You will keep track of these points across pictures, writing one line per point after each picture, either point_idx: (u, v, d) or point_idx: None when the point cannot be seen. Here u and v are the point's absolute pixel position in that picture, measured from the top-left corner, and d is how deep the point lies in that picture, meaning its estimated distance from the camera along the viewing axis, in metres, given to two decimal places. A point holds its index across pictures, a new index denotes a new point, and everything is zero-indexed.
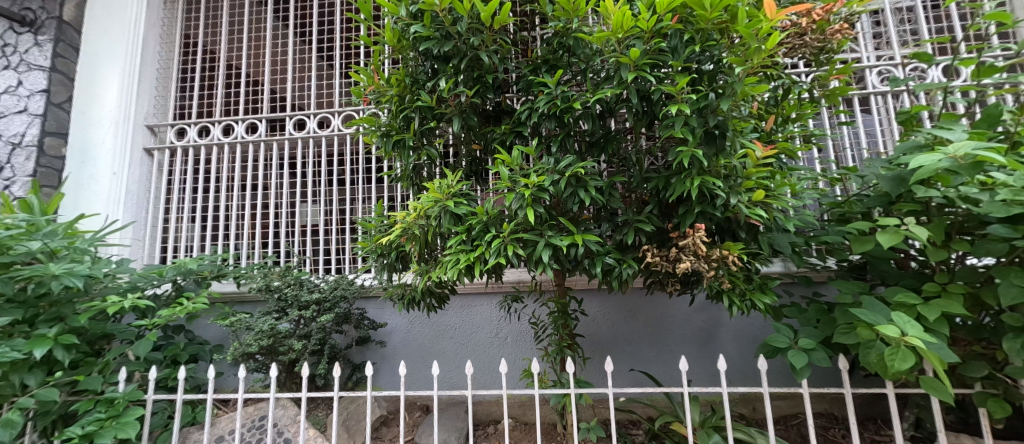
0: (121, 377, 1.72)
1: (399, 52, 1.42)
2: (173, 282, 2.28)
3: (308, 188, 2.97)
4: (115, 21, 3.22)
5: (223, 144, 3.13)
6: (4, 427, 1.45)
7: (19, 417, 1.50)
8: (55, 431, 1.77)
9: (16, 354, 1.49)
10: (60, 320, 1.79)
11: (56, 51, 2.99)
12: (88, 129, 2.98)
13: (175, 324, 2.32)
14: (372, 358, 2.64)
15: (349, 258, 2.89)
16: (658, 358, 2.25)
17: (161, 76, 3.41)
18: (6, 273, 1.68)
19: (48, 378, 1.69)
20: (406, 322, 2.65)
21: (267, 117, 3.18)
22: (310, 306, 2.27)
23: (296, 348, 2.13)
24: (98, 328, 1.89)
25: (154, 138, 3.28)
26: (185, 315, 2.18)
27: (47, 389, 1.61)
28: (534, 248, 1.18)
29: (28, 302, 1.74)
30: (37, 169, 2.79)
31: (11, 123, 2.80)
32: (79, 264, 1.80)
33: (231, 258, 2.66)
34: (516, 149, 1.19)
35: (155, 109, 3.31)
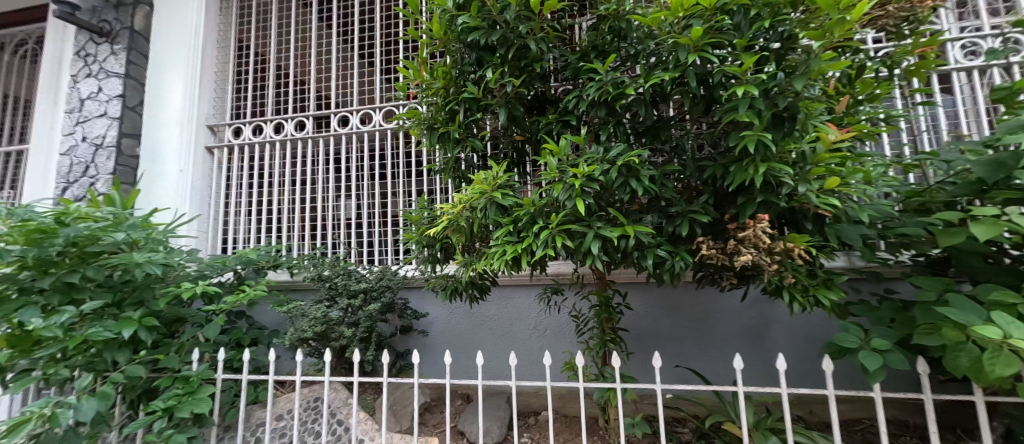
0: (194, 358, 1.89)
1: (444, 44, 1.42)
2: (235, 272, 2.47)
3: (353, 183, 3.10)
4: (178, 28, 3.49)
5: (275, 141, 3.38)
6: (101, 398, 1.62)
7: (113, 390, 1.69)
8: (140, 404, 1.97)
9: (108, 333, 1.66)
10: (143, 304, 1.99)
11: (130, 58, 3.26)
12: (159, 129, 3.34)
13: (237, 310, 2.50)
14: (414, 347, 2.73)
15: (393, 250, 3.00)
16: (705, 355, 2.17)
17: (218, 78, 3.66)
18: (97, 261, 1.88)
19: (134, 356, 1.87)
20: (448, 313, 2.71)
21: (313, 115, 3.38)
22: (357, 294, 2.38)
23: (346, 335, 2.24)
24: (174, 312, 2.07)
25: (214, 137, 3.55)
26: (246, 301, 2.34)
27: (134, 366, 1.78)
28: (582, 240, 1.16)
29: (116, 287, 1.94)
30: (117, 167, 3.08)
31: (95, 126, 3.14)
32: (156, 253, 1.97)
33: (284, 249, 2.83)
34: (564, 137, 1.16)
35: (213, 111, 3.58)
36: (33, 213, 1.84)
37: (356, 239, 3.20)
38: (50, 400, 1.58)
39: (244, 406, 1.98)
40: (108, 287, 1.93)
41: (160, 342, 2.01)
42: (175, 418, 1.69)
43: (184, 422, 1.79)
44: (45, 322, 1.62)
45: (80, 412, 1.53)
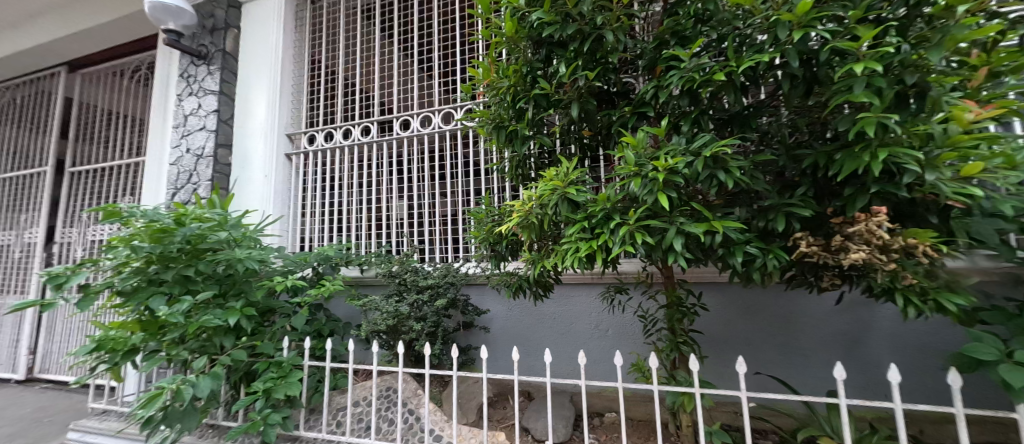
0: (286, 344, 2.09)
1: (514, 43, 1.42)
2: (316, 268, 2.70)
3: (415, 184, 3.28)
4: (262, 47, 3.92)
5: (345, 146, 3.65)
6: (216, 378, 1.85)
7: (223, 371, 1.93)
8: (241, 385, 2.20)
9: (218, 321, 1.89)
10: (244, 295, 2.25)
11: (223, 77, 3.84)
12: (247, 139, 3.79)
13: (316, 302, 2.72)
14: (476, 342, 2.79)
15: (454, 247, 3.11)
16: (792, 362, 2.00)
17: (295, 90, 4.02)
18: (205, 257, 2.13)
19: (238, 342, 2.12)
20: (508, 310, 2.74)
21: (378, 120, 3.61)
22: (425, 290, 2.49)
23: (415, 328, 2.35)
24: (268, 303, 2.32)
25: (293, 145, 3.89)
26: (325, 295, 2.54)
27: (239, 351, 2.02)
28: (663, 236, 1.11)
29: (222, 280, 2.22)
30: (214, 173, 3.57)
31: (198, 138, 3.75)
32: (253, 250, 2.20)
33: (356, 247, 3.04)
34: (643, 129, 1.12)
35: (292, 120, 3.94)
36: (157, 214, 2.12)
37: (418, 237, 3.35)
38: (175, 378, 1.83)
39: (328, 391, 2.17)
40: (217, 280, 2.20)
41: (257, 329, 2.25)
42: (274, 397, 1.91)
43: (280, 403, 1.99)
44: (171, 310, 1.89)
45: (199, 389, 1.77)
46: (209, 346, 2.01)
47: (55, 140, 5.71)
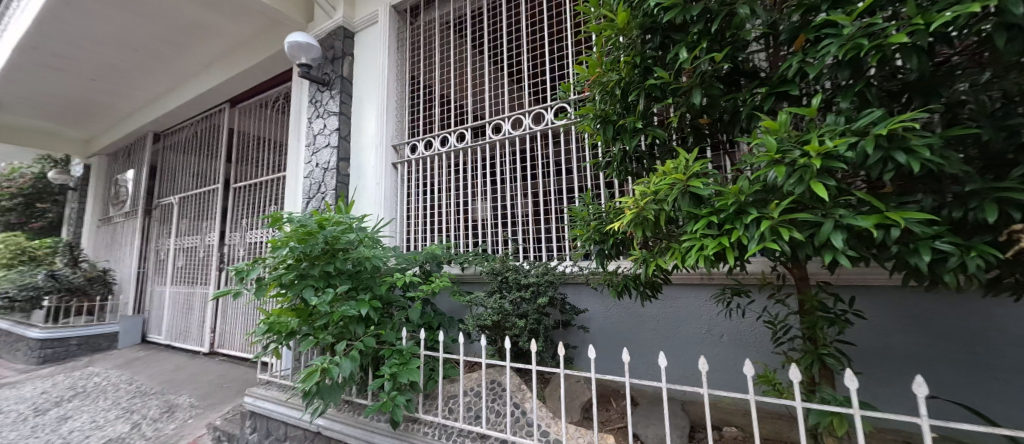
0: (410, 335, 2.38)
1: (624, 34, 1.43)
2: (423, 267, 3.25)
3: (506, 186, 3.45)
4: (373, 71, 4.50)
5: (443, 152, 3.96)
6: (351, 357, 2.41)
7: (357, 353, 2.76)
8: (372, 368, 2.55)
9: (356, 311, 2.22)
10: (368, 288, 3.01)
11: (342, 99, 4.61)
12: (360, 151, 4.44)
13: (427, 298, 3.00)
14: (573, 342, 2.78)
15: (546, 245, 3.18)
16: (994, 388, 1.65)
17: (399, 105, 4.49)
18: (344, 255, 2.96)
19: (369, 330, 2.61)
20: (607, 309, 2.67)
21: (471, 126, 3.85)
22: (527, 287, 2.57)
23: (518, 325, 2.43)
24: (388, 297, 3.03)
25: (397, 154, 4.35)
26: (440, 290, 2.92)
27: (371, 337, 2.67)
28: (813, 232, 0.98)
29: (353, 276, 3.00)
30: (337, 184, 4.39)
31: (323, 154, 4.63)
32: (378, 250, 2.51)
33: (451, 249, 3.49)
34: (785, 111, 1.01)
35: (396, 132, 4.42)
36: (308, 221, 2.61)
37: (510, 237, 3.47)
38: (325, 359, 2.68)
39: (441, 373, 2.62)
40: (347, 275, 3.00)
41: (381, 320, 2.96)
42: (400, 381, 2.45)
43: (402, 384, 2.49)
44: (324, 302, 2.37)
45: (342, 369, 2.57)
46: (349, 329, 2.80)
47: (224, 164, 7.27)
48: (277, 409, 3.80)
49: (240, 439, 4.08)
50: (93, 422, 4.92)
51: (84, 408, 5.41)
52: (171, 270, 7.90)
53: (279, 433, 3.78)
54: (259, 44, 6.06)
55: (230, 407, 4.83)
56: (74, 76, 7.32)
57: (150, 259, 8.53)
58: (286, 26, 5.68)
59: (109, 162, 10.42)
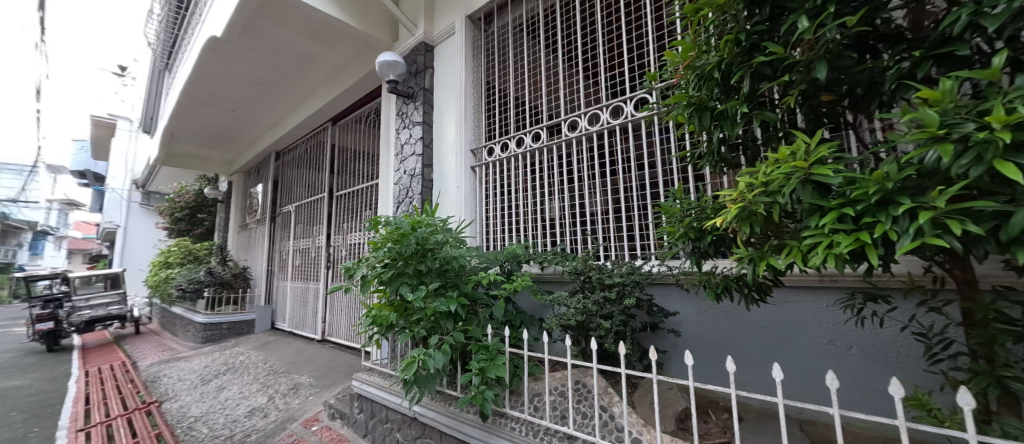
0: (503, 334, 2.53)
1: (722, 8, 1.38)
2: (504, 266, 3.46)
3: (583, 184, 3.39)
4: (452, 80, 4.75)
5: (519, 154, 4.02)
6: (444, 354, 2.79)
7: (448, 347, 3.05)
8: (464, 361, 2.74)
9: None
10: (455, 285, 3.30)
11: (424, 109, 4.97)
12: (443, 158, 4.74)
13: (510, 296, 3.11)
14: (662, 346, 2.62)
15: (627, 244, 3.05)
16: None
17: (476, 110, 4.67)
18: (433, 255, 3.28)
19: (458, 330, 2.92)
20: (700, 313, 2.48)
21: (547, 125, 3.84)
22: (611, 287, 2.49)
23: (604, 326, 2.35)
24: (473, 294, 3.30)
25: (475, 158, 4.54)
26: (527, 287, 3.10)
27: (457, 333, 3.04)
28: (993, 225, 0.81)
29: (442, 274, 3.30)
30: (423, 190, 4.77)
31: (409, 162, 5.05)
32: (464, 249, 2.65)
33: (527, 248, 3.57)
34: (948, 78, 0.86)
35: (474, 137, 4.61)
36: None
37: (587, 236, 3.40)
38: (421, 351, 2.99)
39: (525, 368, 2.81)
40: (436, 273, 3.28)
41: (467, 316, 3.25)
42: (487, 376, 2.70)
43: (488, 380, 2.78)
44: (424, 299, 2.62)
45: (436, 361, 2.86)
46: (441, 323, 3.13)
47: (329, 176, 8.29)
48: (379, 394, 4.22)
49: (350, 417, 4.63)
50: (242, 393, 6.02)
51: (235, 381, 6.64)
52: (291, 268, 9.24)
53: (381, 415, 4.21)
54: (354, 67, 6.78)
55: (341, 388, 5.53)
56: (219, 110, 8.96)
57: (275, 258, 10.07)
58: (376, 48, 6.29)
59: (245, 178, 12.54)
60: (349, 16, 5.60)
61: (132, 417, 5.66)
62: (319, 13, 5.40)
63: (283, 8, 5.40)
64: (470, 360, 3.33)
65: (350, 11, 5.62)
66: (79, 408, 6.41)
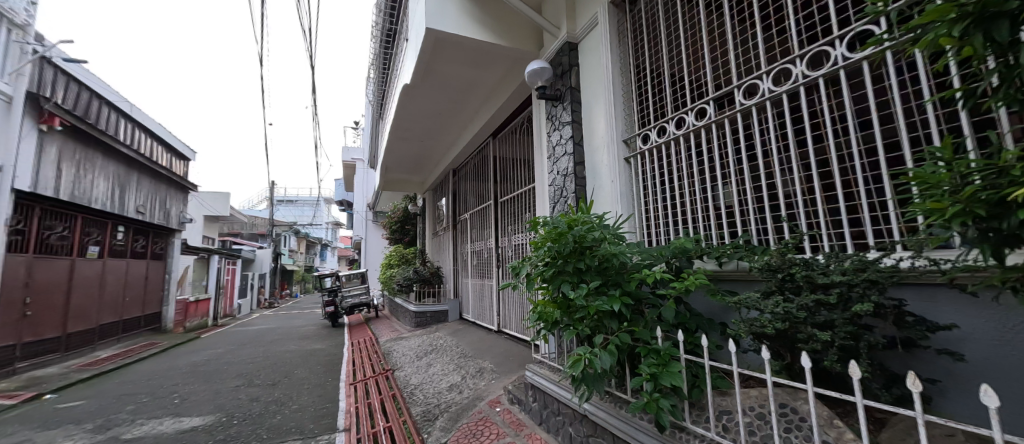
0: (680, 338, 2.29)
1: None
2: (673, 262, 3.13)
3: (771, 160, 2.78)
4: (599, 72, 4.62)
5: (680, 136, 3.58)
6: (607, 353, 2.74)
7: (614, 348, 2.93)
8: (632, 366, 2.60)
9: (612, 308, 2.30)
10: (617, 284, 3.17)
11: (574, 108, 5.02)
12: (594, 153, 4.65)
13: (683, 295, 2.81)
14: (924, 372, 1.90)
15: (845, 231, 2.34)
16: None
17: (626, 97, 4.42)
18: (592, 253, 3.22)
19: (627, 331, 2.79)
20: (1002, 329, 1.70)
21: (714, 97, 3.29)
22: (829, 289, 1.92)
23: (821, 339, 1.83)
24: (637, 293, 3.10)
25: (629, 148, 4.31)
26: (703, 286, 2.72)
27: (623, 333, 2.91)
28: None
29: (602, 272, 3.21)
30: (577, 188, 4.81)
31: (562, 162, 5.19)
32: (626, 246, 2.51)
33: (699, 242, 3.15)
34: None
35: (626, 126, 4.38)
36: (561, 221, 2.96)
37: (780, 224, 2.77)
38: (587, 349, 2.98)
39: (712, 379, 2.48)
40: (596, 271, 3.20)
41: (633, 316, 3.10)
42: (660, 382, 2.57)
43: (665, 389, 2.59)
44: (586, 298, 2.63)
45: (603, 361, 2.78)
46: (605, 323, 3.05)
47: (495, 185, 9.24)
48: (550, 386, 4.37)
49: (526, 404, 4.96)
50: (442, 372, 7.26)
51: (438, 360, 8.05)
52: (470, 267, 10.66)
53: (554, 408, 4.35)
54: (507, 82, 7.34)
55: (514, 377, 6.01)
56: (411, 141, 11.09)
57: (459, 259, 11.80)
58: (525, 60, 6.67)
59: (433, 193, 15.17)
60: (499, 38, 6.12)
61: (377, 379, 7.75)
62: (475, 43, 6.08)
63: (448, 48, 6.29)
64: (640, 364, 3.16)
65: (500, 33, 6.13)
66: (348, 369, 9.04)
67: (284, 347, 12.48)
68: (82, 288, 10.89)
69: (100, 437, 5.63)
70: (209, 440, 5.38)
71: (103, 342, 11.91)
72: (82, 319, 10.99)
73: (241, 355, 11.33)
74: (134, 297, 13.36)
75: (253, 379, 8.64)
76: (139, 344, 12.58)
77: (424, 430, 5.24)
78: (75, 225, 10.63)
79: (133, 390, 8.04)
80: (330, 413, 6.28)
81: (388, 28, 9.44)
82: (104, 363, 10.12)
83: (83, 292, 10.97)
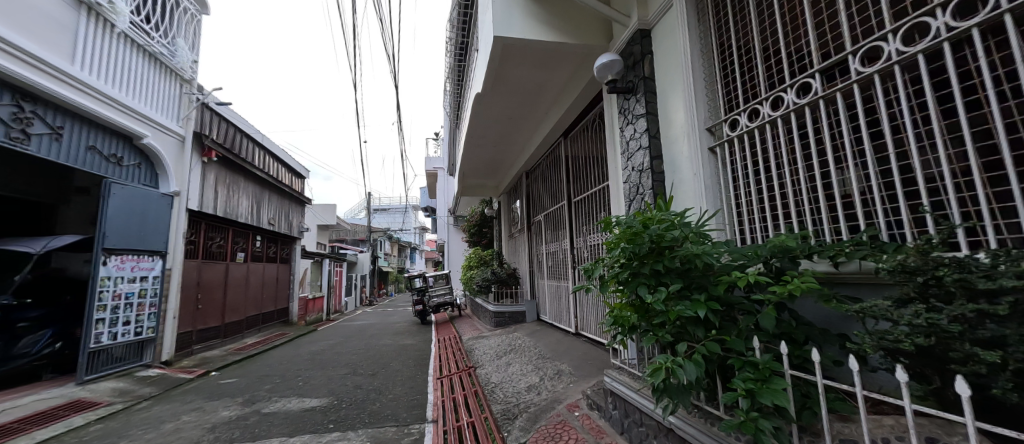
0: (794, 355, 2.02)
1: None
2: (772, 263, 2.73)
3: (902, 137, 2.30)
4: (675, 57, 4.29)
5: (776, 117, 3.14)
6: (694, 365, 2.48)
7: (701, 358, 2.65)
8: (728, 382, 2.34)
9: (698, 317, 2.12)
10: (702, 288, 2.87)
11: (648, 98, 4.72)
12: (673, 145, 4.33)
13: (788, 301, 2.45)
14: None
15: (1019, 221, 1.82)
16: None
17: (709, 82, 4.03)
18: (671, 254, 2.94)
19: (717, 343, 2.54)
20: None
21: (820, 69, 2.82)
22: (994, 298, 1.51)
23: (987, 360, 1.45)
24: (727, 299, 2.77)
25: (714, 137, 3.92)
26: (813, 291, 2.36)
27: (710, 342, 2.62)
28: None
29: (684, 274, 2.93)
30: (655, 183, 4.50)
31: (637, 157, 4.90)
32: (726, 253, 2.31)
33: (806, 238, 2.72)
34: None
35: (709, 113, 3.99)
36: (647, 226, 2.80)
37: (917, 215, 2.27)
38: (668, 358, 2.73)
39: (828, 400, 2.14)
40: (678, 273, 2.94)
41: (723, 323, 2.79)
42: (759, 400, 2.26)
43: (767, 408, 2.30)
44: (668, 304, 2.46)
45: (687, 372, 2.51)
46: (689, 331, 2.77)
47: (568, 184, 9.11)
48: (631, 394, 4.12)
49: (606, 411, 4.75)
50: (522, 371, 7.34)
51: (517, 359, 8.14)
52: (546, 269, 10.63)
53: (635, 417, 4.09)
54: (577, 80, 7.17)
55: (594, 382, 5.81)
56: (484, 147, 11.43)
57: (534, 261, 11.85)
58: (594, 55, 6.44)
59: (508, 196, 15.48)
60: (566, 36, 5.99)
61: (461, 376, 8.10)
62: (542, 44, 6.03)
63: (516, 53, 6.33)
64: (733, 378, 2.82)
65: (567, 31, 6.00)
66: (436, 364, 9.63)
67: (381, 341, 13.73)
68: (236, 287, 13.25)
69: (247, 409, 6.76)
70: (324, 419, 6.12)
71: (251, 331, 14.38)
72: (239, 312, 13.37)
73: (345, 347, 12.73)
74: (270, 293, 15.89)
75: (356, 368, 9.65)
76: (273, 334, 14.92)
77: (504, 428, 5.32)
78: (229, 236, 12.89)
79: (269, 372, 9.54)
80: (420, 404, 6.71)
81: (460, 41, 9.86)
82: (252, 349, 12.19)
83: (237, 291, 13.34)
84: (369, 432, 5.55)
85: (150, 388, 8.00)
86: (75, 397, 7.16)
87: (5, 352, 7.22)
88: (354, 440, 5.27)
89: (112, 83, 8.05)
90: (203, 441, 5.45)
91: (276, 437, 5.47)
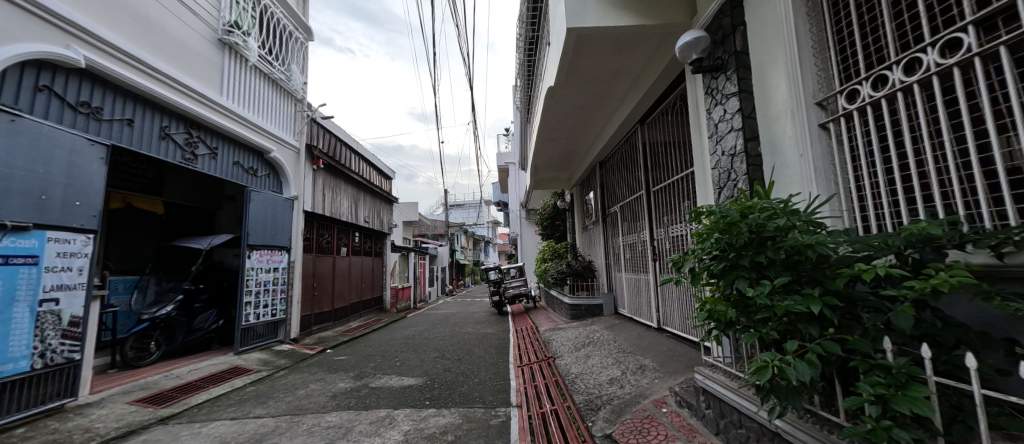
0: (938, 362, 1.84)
1: None
2: (907, 254, 2.40)
3: None
4: (774, 25, 3.93)
5: (912, 83, 2.72)
6: (810, 365, 2.32)
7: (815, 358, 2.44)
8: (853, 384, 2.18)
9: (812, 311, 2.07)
10: (813, 282, 2.65)
11: (741, 75, 4.39)
12: (772, 124, 3.99)
13: (932, 295, 2.15)
14: None
15: None
16: None
17: (818, 50, 3.63)
18: (775, 244, 2.75)
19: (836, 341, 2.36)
20: None
21: (975, 21, 2.39)
22: None
23: None
24: (848, 294, 2.51)
25: (825, 112, 3.53)
26: (965, 287, 2.06)
27: (829, 341, 2.41)
28: None
29: (791, 266, 2.73)
30: (750, 167, 4.20)
31: (728, 140, 4.60)
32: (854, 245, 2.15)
33: (954, 225, 2.36)
34: None
35: (819, 86, 3.60)
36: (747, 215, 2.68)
37: None
38: (775, 357, 2.57)
39: (986, 411, 1.88)
40: (783, 266, 2.75)
41: (844, 322, 2.54)
42: (894, 408, 2.04)
43: (905, 416, 2.06)
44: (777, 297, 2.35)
45: (799, 373, 2.33)
46: (800, 329, 2.57)
47: (646, 173, 8.78)
48: (727, 394, 3.90)
49: (698, 409, 4.55)
50: (603, 363, 7.32)
51: (596, 352, 8.11)
52: (624, 261, 10.39)
53: (733, 418, 3.86)
54: (655, 64, 6.86)
55: (681, 379, 5.61)
56: (555, 140, 11.43)
57: (611, 253, 11.64)
58: (674, 36, 6.12)
59: (580, 188, 15.34)
60: (643, 18, 5.74)
61: (541, 365, 8.35)
62: (616, 29, 5.87)
63: (590, 42, 6.25)
64: (856, 382, 2.56)
65: (643, 13, 5.75)
66: (516, 352, 10.04)
67: (463, 329, 14.62)
68: (341, 277, 15.12)
69: (358, 382, 7.77)
70: (421, 396, 6.79)
71: (354, 316, 16.32)
72: (343, 299, 15.24)
73: (432, 333, 13.81)
74: (367, 284, 17.79)
75: (443, 353, 10.46)
76: (371, 320, 16.71)
77: (588, 418, 5.38)
78: (334, 233, 14.70)
79: (372, 352, 10.77)
80: (504, 389, 7.05)
81: (530, 36, 9.97)
82: (356, 332, 13.85)
83: (342, 281, 15.20)
84: (461, 410, 6.03)
85: (285, 361, 9.59)
86: (235, 364, 8.88)
87: (189, 325, 9.25)
88: (448, 417, 5.76)
89: (247, 107, 9.71)
90: (328, 406, 6.42)
91: (382, 409, 6.21)
